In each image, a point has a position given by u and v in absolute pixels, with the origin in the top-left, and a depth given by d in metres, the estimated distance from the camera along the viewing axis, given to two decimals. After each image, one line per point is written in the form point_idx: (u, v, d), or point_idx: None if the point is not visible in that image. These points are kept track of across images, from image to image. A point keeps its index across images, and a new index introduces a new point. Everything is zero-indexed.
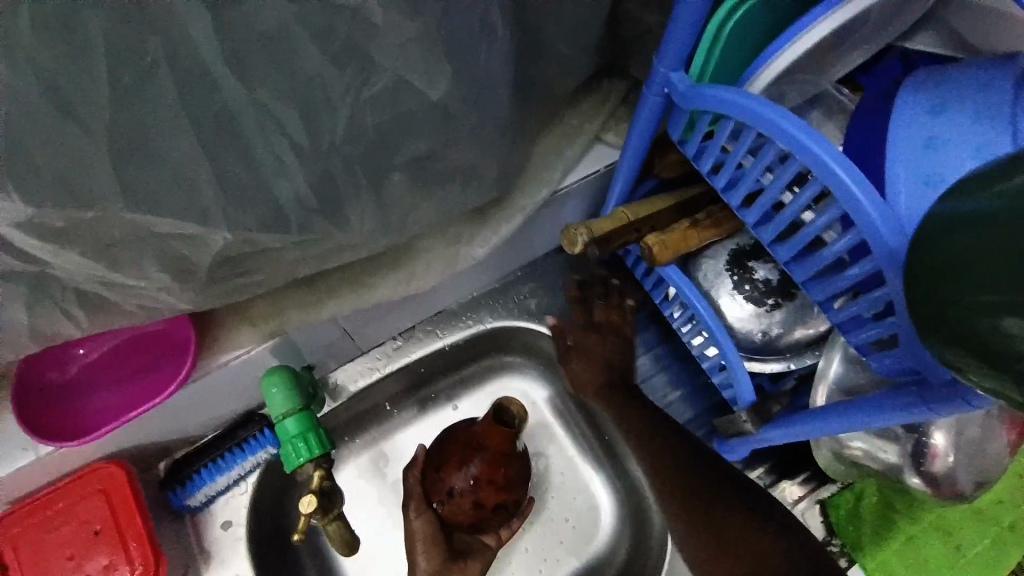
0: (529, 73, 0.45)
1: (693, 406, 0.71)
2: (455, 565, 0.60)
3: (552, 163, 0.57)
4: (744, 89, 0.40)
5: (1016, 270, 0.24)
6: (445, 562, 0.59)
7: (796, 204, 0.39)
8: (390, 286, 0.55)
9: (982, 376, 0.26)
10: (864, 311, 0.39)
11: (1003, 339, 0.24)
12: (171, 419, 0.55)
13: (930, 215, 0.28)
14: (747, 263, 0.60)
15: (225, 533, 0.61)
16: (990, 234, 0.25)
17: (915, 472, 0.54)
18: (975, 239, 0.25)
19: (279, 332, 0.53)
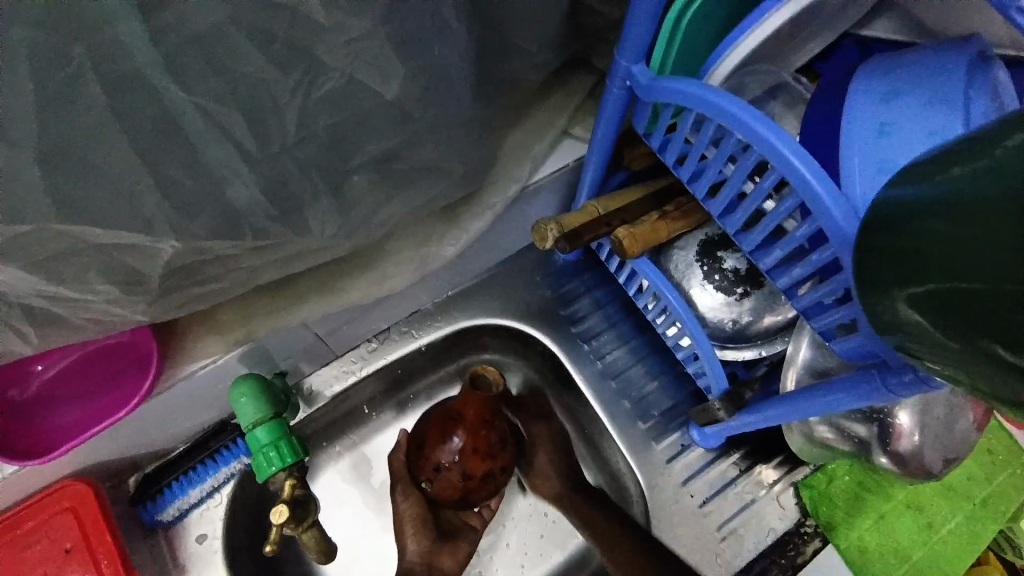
0: (489, 69, 0.45)
1: (670, 395, 0.72)
2: (442, 547, 0.64)
3: (519, 158, 0.57)
4: (704, 80, 0.41)
5: (958, 254, 0.23)
6: (434, 542, 0.63)
7: (758, 194, 0.40)
8: (360, 288, 0.54)
9: (940, 360, 0.26)
10: (826, 297, 0.40)
11: (952, 324, 0.24)
12: (138, 433, 0.54)
13: (879, 201, 0.29)
14: (716, 253, 0.60)
15: (201, 546, 0.60)
16: (936, 219, 0.25)
17: (882, 451, 0.55)
18: (916, 225, 0.26)
19: (247, 339, 0.51)
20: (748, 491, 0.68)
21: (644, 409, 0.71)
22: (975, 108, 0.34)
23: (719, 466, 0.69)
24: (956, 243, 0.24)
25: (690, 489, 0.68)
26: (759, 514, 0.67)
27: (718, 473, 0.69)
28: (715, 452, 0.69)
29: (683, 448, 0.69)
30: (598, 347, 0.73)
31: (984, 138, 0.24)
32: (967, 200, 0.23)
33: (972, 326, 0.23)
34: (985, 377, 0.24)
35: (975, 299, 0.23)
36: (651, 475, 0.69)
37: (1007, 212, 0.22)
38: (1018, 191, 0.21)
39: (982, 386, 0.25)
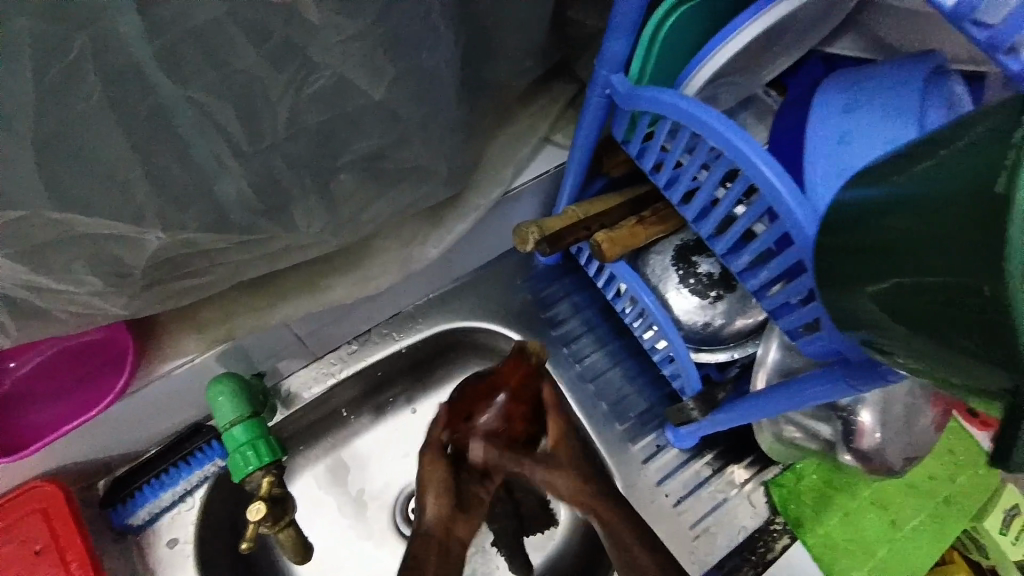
0: (476, 73, 0.46)
1: (646, 397, 0.73)
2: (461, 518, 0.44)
3: (503, 163, 0.58)
4: (680, 90, 0.43)
5: (915, 249, 0.25)
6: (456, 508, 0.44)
7: (729, 199, 0.42)
8: (343, 288, 0.54)
9: (906, 353, 0.28)
10: (792, 298, 0.42)
11: (916, 316, 0.26)
12: (112, 433, 0.53)
13: (839, 204, 0.31)
14: (691, 258, 0.63)
15: (172, 551, 0.58)
16: (895, 219, 0.26)
17: (847, 449, 0.58)
18: (877, 223, 0.28)
19: (228, 338, 0.51)
20: (720, 491, 0.70)
21: (621, 411, 0.73)
22: (931, 119, 0.36)
23: (693, 465, 0.71)
24: (915, 237, 0.25)
25: (665, 489, 0.70)
26: (732, 513, 0.69)
27: (693, 473, 0.70)
28: (690, 452, 0.71)
29: (658, 449, 0.71)
30: (577, 350, 0.75)
31: (935, 144, 0.27)
32: (923, 201, 0.25)
33: (932, 318, 0.25)
34: (949, 364, 0.25)
35: (936, 288, 0.24)
36: (627, 476, 0.70)
37: (955, 206, 0.23)
38: (966, 187, 0.23)
39: (946, 374, 0.26)
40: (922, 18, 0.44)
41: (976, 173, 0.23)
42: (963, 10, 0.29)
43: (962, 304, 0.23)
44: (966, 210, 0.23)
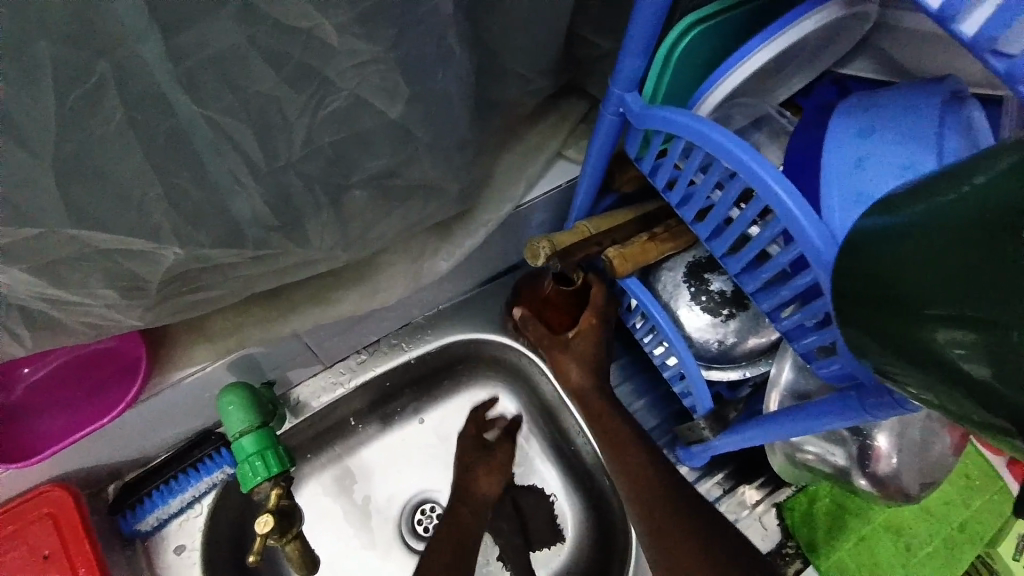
0: (489, 91, 0.46)
1: (655, 414, 0.73)
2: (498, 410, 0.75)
3: (514, 178, 0.59)
4: (694, 110, 0.43)
5: (939, 280, 0.25)
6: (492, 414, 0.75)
7: (743, 220, 0.42)
8: (353, 300, 0.55)
9: (920, 386, 0.28)
10: (807, 320, 0.41)
11: (935, 348, 0.25)
12: (122, 440, 0.53)
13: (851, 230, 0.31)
14: (703, 275, 0.62)
15: (178, 558, 0.59)
16: (916, 249, 0.26)
17: (862, 473, 0.57)
18: (891, 252, 0.27)
19: (238, 348, 0.52)
20: (729, 512, 0.69)
21: None
22: (951, 143, 0.36)
23: (703, 484, 0.70)
24: (937, 267, 0.25)
25: None
26: None
27: (703, 492, 0.69)
28: (700, 471, 0.70)
29: None
30: None
31: (955, 175, 0.26)
32: (949, 232, 0.25)
33: (952, 349, 0.24)
34: (961, 398, 0.25)
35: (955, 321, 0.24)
36: None
37: (985, 236, 0.23)
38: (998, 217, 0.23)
39: (959, 409, 0.26)
40: (940, 41, 0.43)
41: (1000, 207, 0.23)
42: (982, 40, 0.29)
43: (983, 338, 0.23)
44: (988, 240, 0.23)
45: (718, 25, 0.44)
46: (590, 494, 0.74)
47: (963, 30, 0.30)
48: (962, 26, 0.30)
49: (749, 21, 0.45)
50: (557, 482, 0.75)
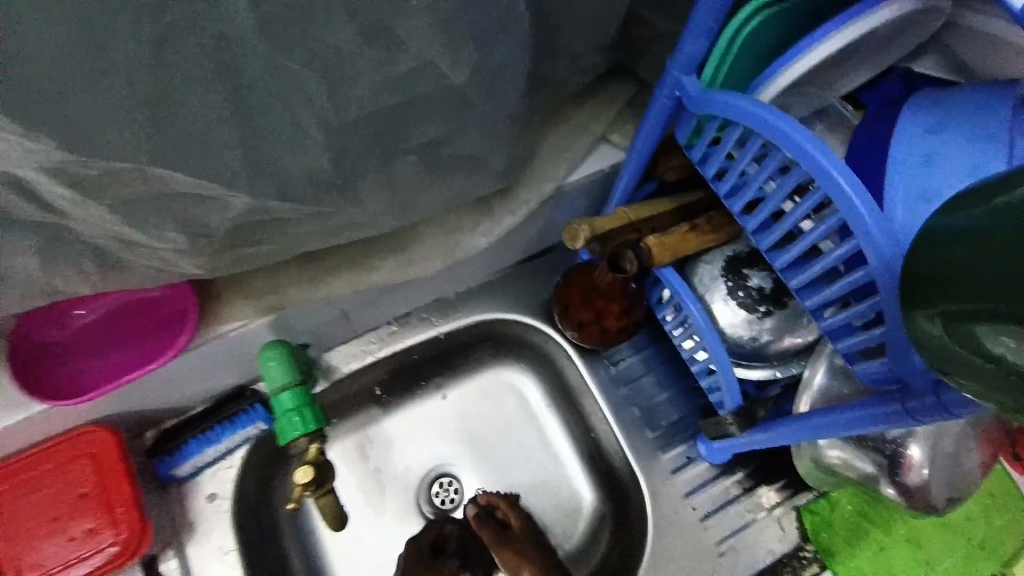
0: (545, 65, 0.46)
1: (678, 408, 0.73)
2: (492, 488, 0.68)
3: (557, 160, 0.58)
4: (755, 97, 0.42)
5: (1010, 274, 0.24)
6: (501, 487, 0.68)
7: (797, 213, 0.41)
8: (390, 268, 0.55)
9: (967, 374, 0.28)
10: (855, 319, 0.41)
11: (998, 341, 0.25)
12: (162, 388, 0.55)
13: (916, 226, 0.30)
14: (742, 270, 0.61)
15: (209, 505, 0.60)
16: (988, 244, 0.25)
17: (890, 483, 0.56)
18: (960, 245, 0.27)
19: (278, 307, 0.53)
20: (746, 512, 0.68)
21: (651, 417, 0.72)
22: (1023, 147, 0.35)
23: (721, 483, 0.70)
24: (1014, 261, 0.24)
25: (692, 501, 0.69)
26: (757, 535, 0.68)
27: (721, 489, 0.69)
28: (719, 469, 0.70)
29: (687, 460, 0.70)
30: (613, 352, 0.74)
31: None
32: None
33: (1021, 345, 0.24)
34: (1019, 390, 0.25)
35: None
36: (653, 483, 0.69)
37: None
38: None
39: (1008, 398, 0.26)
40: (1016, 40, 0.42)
41: None
42: None
43: None
44: None
45: (782, 14, 0.43)
46: (605, 482, 0.74)
47: None
48: None
49: (814, 12, 0.44)
50: (573, 468, 0.76)
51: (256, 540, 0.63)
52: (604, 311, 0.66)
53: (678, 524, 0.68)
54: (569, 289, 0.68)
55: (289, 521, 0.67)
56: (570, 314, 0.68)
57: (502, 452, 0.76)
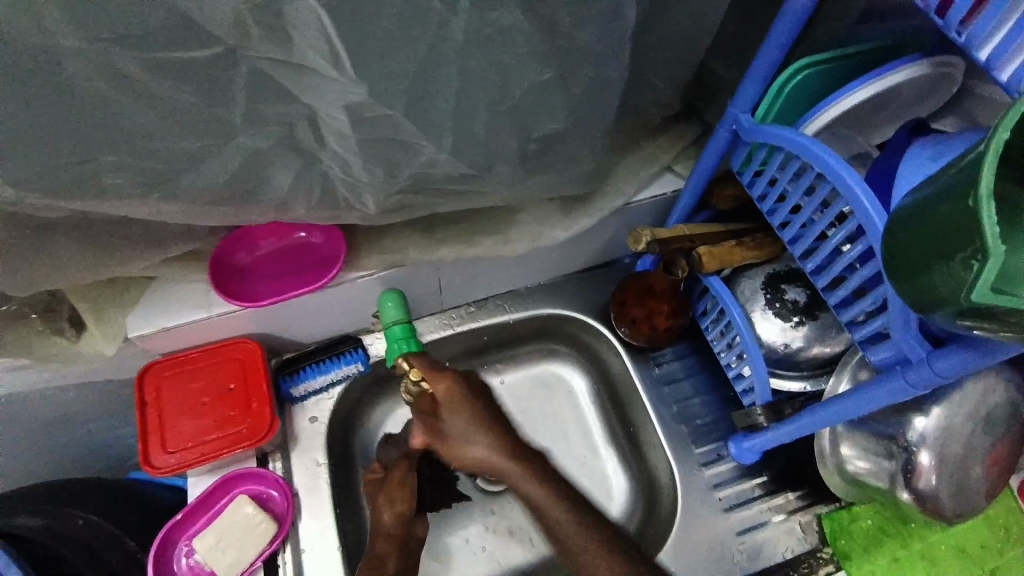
0: (633, 98, 0.60)
1: (712, 411, 0.81)
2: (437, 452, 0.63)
3: (629, 178, 0.72)
4: (796, 130, 0.54)
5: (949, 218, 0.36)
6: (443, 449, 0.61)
7: (824, 220, 0.52)
8: (488, 245, 0.69)
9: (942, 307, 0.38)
10: (866, 306, 0.51)
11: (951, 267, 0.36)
12: (295, 320, 0.69)
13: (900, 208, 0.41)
14: (779, 285, 0.71)
15: (311, 426, 0.73)
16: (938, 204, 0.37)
17: (905, 488, 0.63)
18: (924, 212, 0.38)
19: (399, 263, 0.67)
20: (766, 511, 0.75)
21: (687, 417, 0.81)
22: None
23: (743, 484, 0.77)
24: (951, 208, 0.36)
25: (719, 493, 0.76)
26: (776, 535, 0.74)
27: (743, 489, 0.76)
28: (742, 471, 0.77)
29: (715, 458, 0.78)
30: (658, 356, 0.84)
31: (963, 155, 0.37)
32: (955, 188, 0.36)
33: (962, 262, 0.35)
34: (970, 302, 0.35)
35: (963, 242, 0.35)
36: (686, 473, 0.77)
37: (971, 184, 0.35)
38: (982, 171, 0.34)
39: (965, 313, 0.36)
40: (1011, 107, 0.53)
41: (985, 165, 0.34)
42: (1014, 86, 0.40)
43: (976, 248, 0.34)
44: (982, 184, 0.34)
45: (824, 71, 0.56)
46: (639, 471, 0.82)
47: (1004, 79, 0.41)
48: (1003, 75, 0.41)
49: (850, 71, 0.57)
50: (610, 455, 0.84)
51: (341, 463, 0.75)
52: (655, 310, 0.77)
53: (704, 512, 0.75)
54: (627, 290, 0.79)
55: (365, 457, 0.78)
56: (625, 312, 0.80)
57: (547, 431, 0.86)
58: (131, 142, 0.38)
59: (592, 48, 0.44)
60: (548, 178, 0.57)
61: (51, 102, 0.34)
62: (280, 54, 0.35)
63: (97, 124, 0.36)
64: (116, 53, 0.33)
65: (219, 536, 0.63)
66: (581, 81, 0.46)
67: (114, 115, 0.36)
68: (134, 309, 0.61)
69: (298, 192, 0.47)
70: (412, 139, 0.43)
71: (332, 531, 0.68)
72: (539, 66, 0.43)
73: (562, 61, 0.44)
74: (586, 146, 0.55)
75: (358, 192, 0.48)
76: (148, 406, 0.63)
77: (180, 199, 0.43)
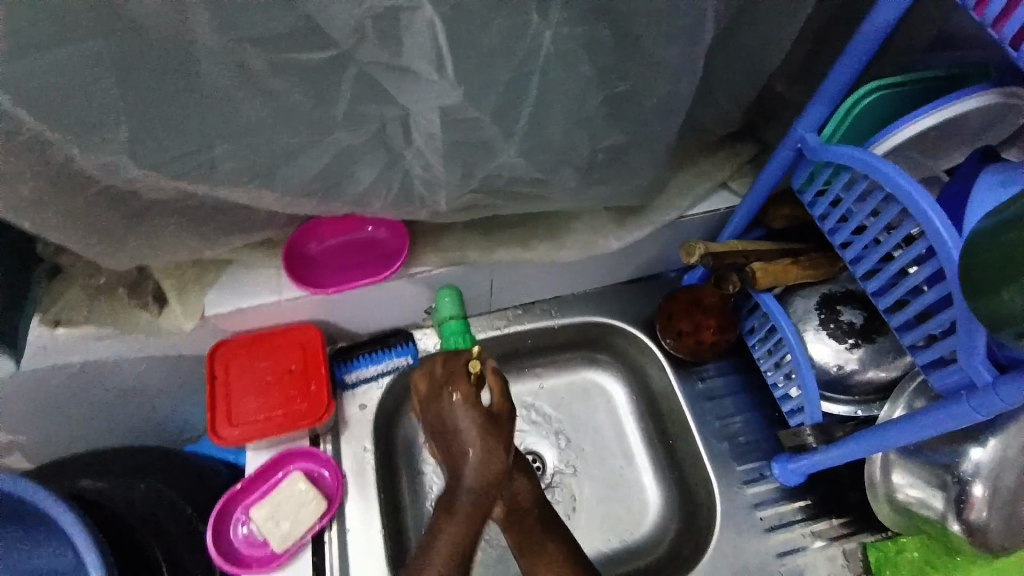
0: (698, 112, 0.61)
1: (754, 430, 0.80)
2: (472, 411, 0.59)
3: (685, 193, 0.73)
4: (865, 149, 0.54)
5: None
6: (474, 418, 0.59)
7: (891, 241, 0.52)
8: (544, 250, 0.71)
9: None
10: (932, 331, 0.51)
11: None
12: (353, 310, 0.72)
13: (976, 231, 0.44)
14: (835, 306, 0.71)
15: (360, 413, 0.76)
16: None
17: (956, 519, 0.62)
18: None
19: (457, 262, 0.69)
20: (806, 535, 0.74)
21: (729, 435, 0.80)
22: None
23: (784, 507, 0.76)
24: None
25: (759, 514, 0.75)
26: (816, 561, 0.73)
27: (782, 512, 0.76)
28: (783, 494, 0.76)
29: (756, 478, 0.77)
30: (702, 371, 0.84)
31: None
32: None
33: None
34: None
35: None
36: (726, 491, 0.77)
37: None
38: None
39: None
40: None
41: None
42: None
43: None
44: None
45: (890, 95, 0.57)
46: (676, 486, 0.82)
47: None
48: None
49: (918, 96, 0.58)
50: (646, 467, 0.84)
51: (385, 451, 0.77)
52: (703, 323, 0.78)
53: (743, 531, 0.74)
54: (675, 303, 0.80)
55: (406, 450, 0.80)
56: (672, 324, 0.80)
57: (584, 439, 0.86)
58: (244, 134, 0.41)
59: (670, 62, 0.45)
60: (611, 187, 0.58)
61: (184, 93, 0.38)
62: (388, 59, 0.38)
63: (218, 116, 0.40)
64: (245, 49, 0.36)
65: (275, 507, 0.66)
66: (655, 94, 0.48)
67: (233, 109, 0.40)
68: (212, 290, 0.65)
69: (378, 188, 0.50)
70: (491, 142, 0.46)
71: (376, 518, 0.70)
72: (617, 77, 0.45)
73: (640, 74, 0.46)
74: (651, 159, 0.57)
75: (434, 190, 0.51)
76: (217, 381, 0.67)
77: (277, 189, 0.47)
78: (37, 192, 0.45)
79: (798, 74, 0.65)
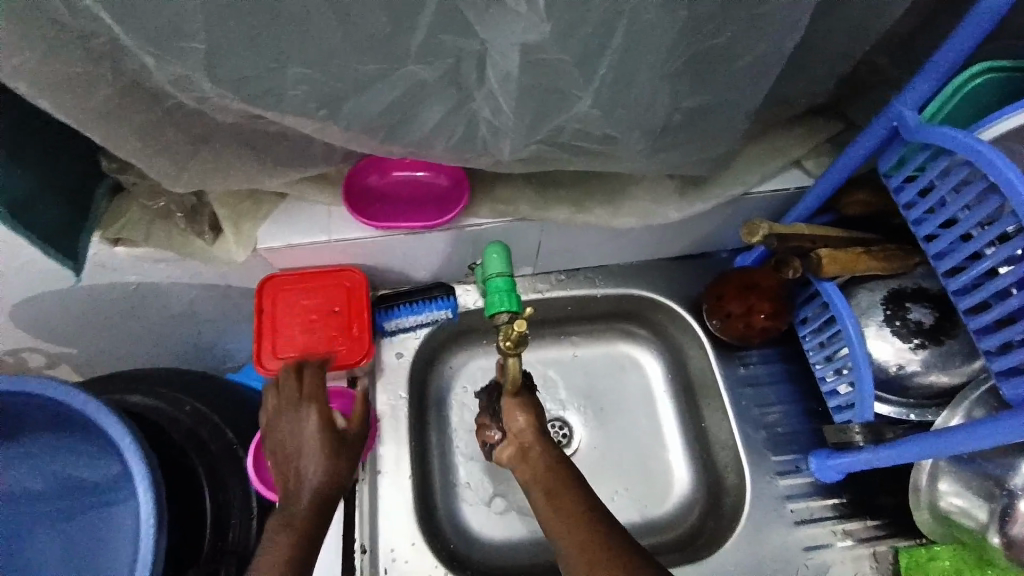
0: (786, 78, 0.56)
1: (792, 423, 0.78)
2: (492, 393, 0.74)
3: (753, 168, 0.68)
4: (972, 133, 0.49)
5: None
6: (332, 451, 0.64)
7: (983, 237, 0.48)
8: (599, 213, 0.68)
9: None
10: (1014, 338, 0.47)
11: None
12: (400, 258, 0.72)
13: None
14: (904, 303, 0.67)
15: (397, 361, 0.77)
16: None
17: (997, 532, 0.60)
18: None
19: (510, 216, 0.67)
20: (835, 532, 0.73)
21: (766, 424, 0.78)
22: None
23: (814, 502, 0.74)
24: None
25: (789, 506, 0.74)
26: (842, 559, 0.72)
27: (810, 507, 0.74)
28: (815, 489, 0.74)
29: (787, 471, 0.75)
30: (745, 357, 0.81)
31: None
32: None
33: None
34: None
35: None
36: (757, 479, 0.75)
37: None
38: None
39: None
40: None
41: None
42: None
43: None
44: None
45: (998, 80, 0.53)
46: (704, 468, 0.81)
47: None
48: None
49: None
50: (675, 446, 0.83)
51: (417, 401, 0.78)
52: (755, 307, 0.75)
53: (770, 520, 0.73)
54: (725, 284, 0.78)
55: (438, 403, 0.81)
56: (721, 305, 0.78)
57: (614, 412, 0.85)
58: (319, 61, 0.40)
59: (774, 14, 0.42)
60: (682, 153, 0.55)
61: (263, 9, 0.37)
62: None
63: (294, 35, 0.38)
64: None
65: None
66: (749, 51, 0.44)
67: (310, 30, 0.38)
68: (265, 224, 0.65)
69: (443, 130, 0.48)
70: (569, 89, 0.43)
71: (405, 462, 0.72)
72: (713, 28, 0.42)
73: (738, 27, 0.42)
74: (731, 124, 0.53)
75: (499, 137, 0.49)
76: (263, 314, 0.68)
77: (342, 122, 0.46)
78: (110, 105, 0.45)
79: (900, 48, 0.59)
